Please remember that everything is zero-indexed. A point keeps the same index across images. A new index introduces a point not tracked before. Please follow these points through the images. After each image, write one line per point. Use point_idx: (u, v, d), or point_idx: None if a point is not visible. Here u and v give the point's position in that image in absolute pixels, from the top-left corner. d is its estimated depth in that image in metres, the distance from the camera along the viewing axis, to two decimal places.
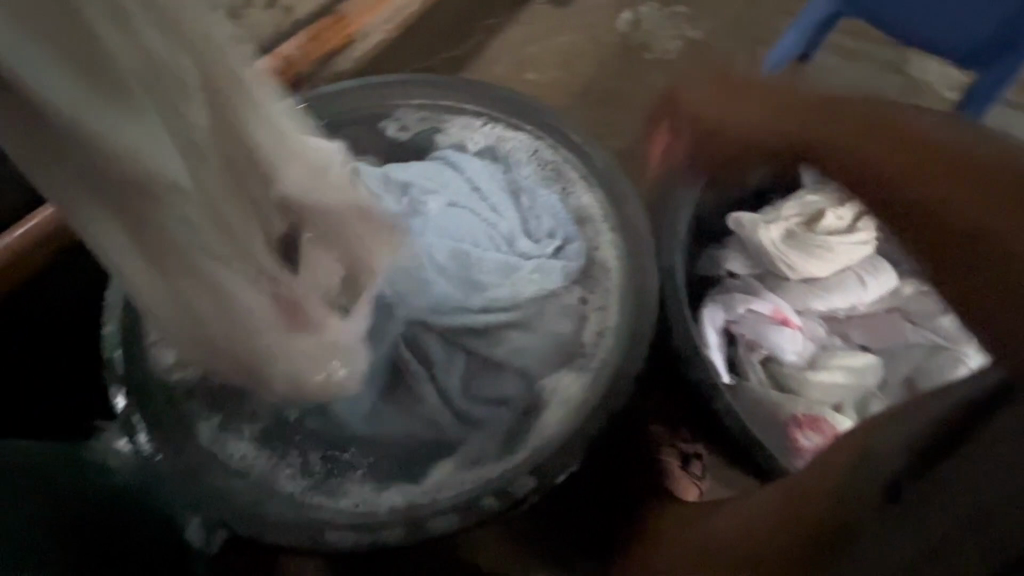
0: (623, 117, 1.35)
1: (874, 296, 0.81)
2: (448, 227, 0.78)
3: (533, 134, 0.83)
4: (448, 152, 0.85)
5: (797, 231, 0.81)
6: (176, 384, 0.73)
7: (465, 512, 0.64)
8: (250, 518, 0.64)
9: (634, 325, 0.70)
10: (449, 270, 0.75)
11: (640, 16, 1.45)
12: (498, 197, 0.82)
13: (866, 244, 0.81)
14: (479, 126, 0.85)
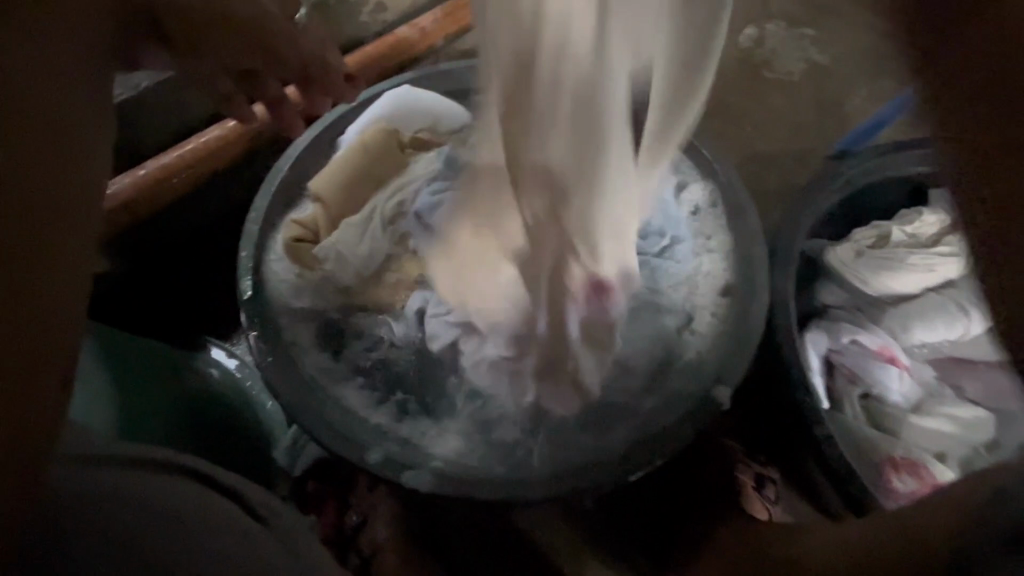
0: (734, 133, 1.32)
1: (979, 332, 0.78)
2: None
3: None
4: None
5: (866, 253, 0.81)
6: (281, 308, 0.76)
7: (539, 481, 0.67)
8: (342, 444, 0.68)
9: (740, 333, 0.72)
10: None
11: (764, 33, 1.42)
12: None
13: (942, 262, 0.80)
14: None
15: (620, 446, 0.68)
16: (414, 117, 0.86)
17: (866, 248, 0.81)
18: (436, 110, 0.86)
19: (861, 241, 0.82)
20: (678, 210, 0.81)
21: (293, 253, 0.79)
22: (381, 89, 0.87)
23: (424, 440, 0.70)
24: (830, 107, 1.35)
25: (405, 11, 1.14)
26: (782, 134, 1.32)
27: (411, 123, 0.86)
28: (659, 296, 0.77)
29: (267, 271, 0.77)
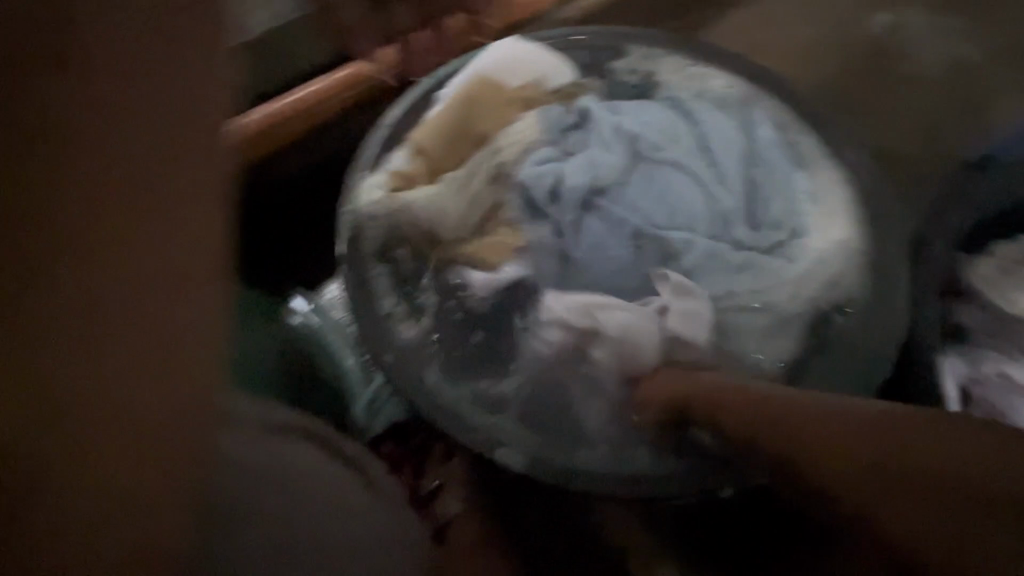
0: (858, 126, 1.20)
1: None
2: (673, 196, 0.75)
3: (781, 109, 0.79)
4: (677, 98, 0.81)
5: (1012, 270, 0.71)
6: (376, 263, 0.74)
7: (634, 476, 0.64)
8: (433, 408, 0.67)
9: (868, 346, 0.66)
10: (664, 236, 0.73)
11: (901, 20, 1.28)
12: (726, 168, 0.75)
13: None
14: (704, 82, 0.82)
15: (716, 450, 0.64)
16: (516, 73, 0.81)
17: (1014, 263, 0.72)
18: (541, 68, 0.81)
19: (1006, 253, 0.72)
20: (803, 203, 0.73)
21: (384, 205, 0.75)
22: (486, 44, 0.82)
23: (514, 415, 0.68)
24: (970, 108, 1.20)
25: None
26: (911, 134, 1.19)
27: (523, 80, 0.80)
28: (777, 298, 0.69)
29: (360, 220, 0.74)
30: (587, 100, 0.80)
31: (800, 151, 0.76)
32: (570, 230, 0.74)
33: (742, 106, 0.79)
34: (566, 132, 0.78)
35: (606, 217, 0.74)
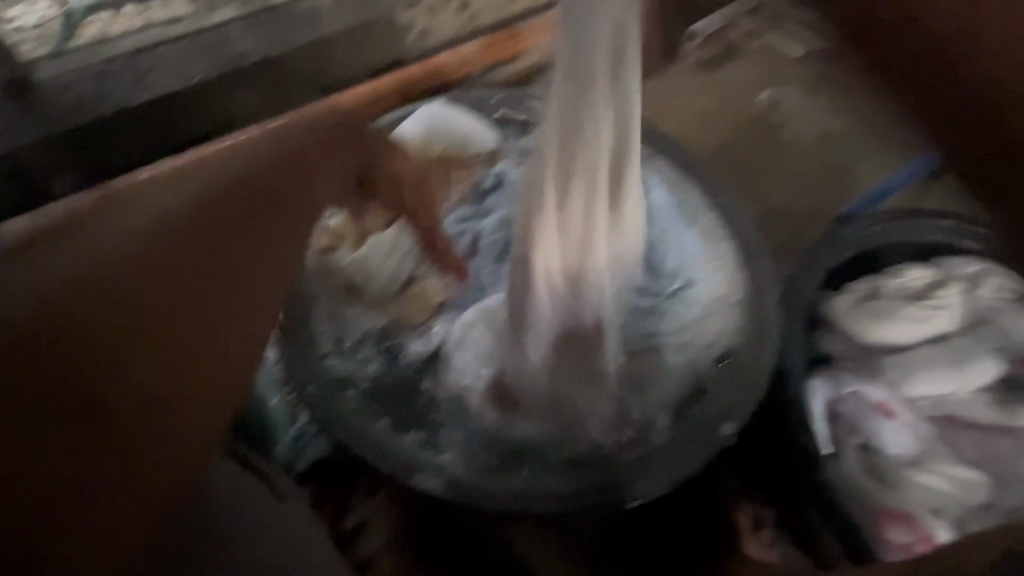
0: (747, 185, 1.38)
1: (976, 386, 0.78)
2: None
3: (676, 168, 0.86)
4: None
5: (867, 303, 0.82)
6: (305, 309, 0.78)
7: (544, 500, 0.68)
8: (354, 439, 0.70)
9: (751, 374, 0.73)
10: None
11: (781, 97, 1.51)
12: None
13: (943, 316, 0.81)
14: None
15: (621, 470, 0.70)
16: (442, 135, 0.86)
17: (866, 299, 0.83)
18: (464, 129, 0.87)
19: (856, 293, 0.83)
20: (693, 252, 0.83)
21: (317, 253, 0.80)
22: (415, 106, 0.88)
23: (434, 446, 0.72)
24: (839, 172, 1.41)
25: None
26: (793, 193, 1.38)
27: (447, 139, 0.86)
28: (672, 338, 0.80)
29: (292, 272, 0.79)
30: (504, 164, 0.88)
31: (691, 206, 0.84)
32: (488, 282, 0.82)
33: (643, 162, 0.88)
34: (487, 196, 0.86)
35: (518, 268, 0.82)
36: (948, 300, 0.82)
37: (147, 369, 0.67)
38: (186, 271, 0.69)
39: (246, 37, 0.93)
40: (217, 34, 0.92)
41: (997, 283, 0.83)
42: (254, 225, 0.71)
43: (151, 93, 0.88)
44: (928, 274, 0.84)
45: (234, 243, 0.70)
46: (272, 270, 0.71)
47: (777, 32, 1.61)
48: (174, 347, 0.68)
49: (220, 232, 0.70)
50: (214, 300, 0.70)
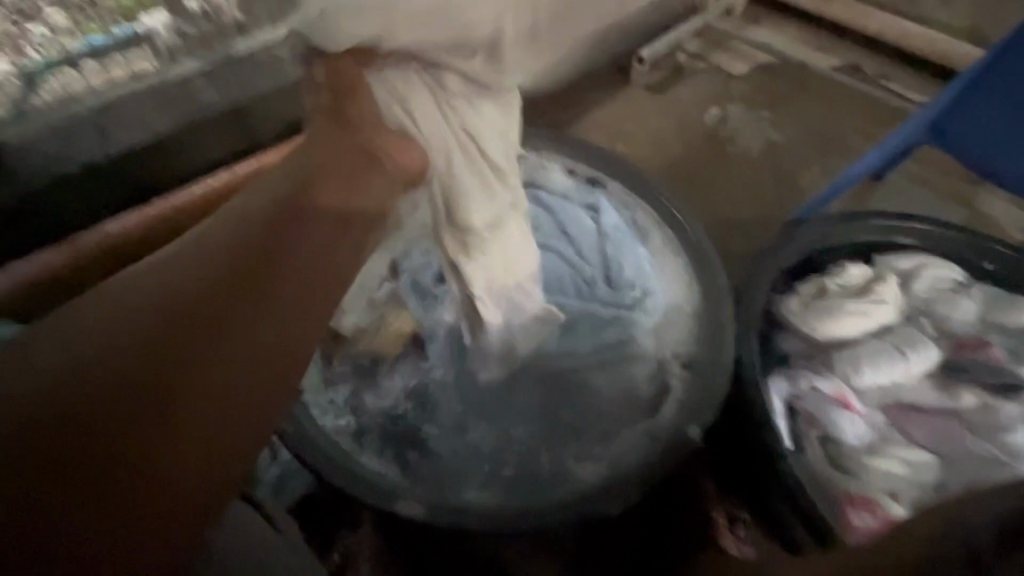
0: (703, 200, 1.45)
1: (920, 373, 0.85)
2: (547, 272, 0.90)
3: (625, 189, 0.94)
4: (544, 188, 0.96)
5: (813, 301, 0.89)
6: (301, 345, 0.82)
7: (520, 515, 0.69)
8: (332, 466, 0.71)
9: (708, 372, 0.79)
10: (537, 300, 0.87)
11: (727, 113, 1.60)
12: (585, 244, 0.92)
13: (881, 309, 0.88)
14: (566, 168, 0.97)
15: (591, 482, 0.72)
16: None
17: (813, 298, 0.89)
18: None
19: (805, 293, 0.90)
20: (646, 263, 0.90)
21: None
22: None
23: (411, 469, 0.74)
24: (786, 180, 1.49)
25: None
26: (746, 201, 1.45)
27: None
28: (631, 342, 0.85)
29: None
30: None
31: (641, 223, 0.92)
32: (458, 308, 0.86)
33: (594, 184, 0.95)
34: None
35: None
36: (886, 293, 0.90)
37: (70, 510, 0.42)
38: (173, 375, 0.43)
39: (209, 89, 0.97)
40: (180, 87, 0.96)
41: (931, 277, 0.93)
42: (253, 291, 0.44)
43: None
44: (863, 272, 0.92)
45: (242, 324, 0.43)
46: (278, 322, 0.44)
47: (716, 55, 1.72)
48: (132, 493, 0.43)
49: (203, 327, 0.43)
50: (211, 351, 0.43)
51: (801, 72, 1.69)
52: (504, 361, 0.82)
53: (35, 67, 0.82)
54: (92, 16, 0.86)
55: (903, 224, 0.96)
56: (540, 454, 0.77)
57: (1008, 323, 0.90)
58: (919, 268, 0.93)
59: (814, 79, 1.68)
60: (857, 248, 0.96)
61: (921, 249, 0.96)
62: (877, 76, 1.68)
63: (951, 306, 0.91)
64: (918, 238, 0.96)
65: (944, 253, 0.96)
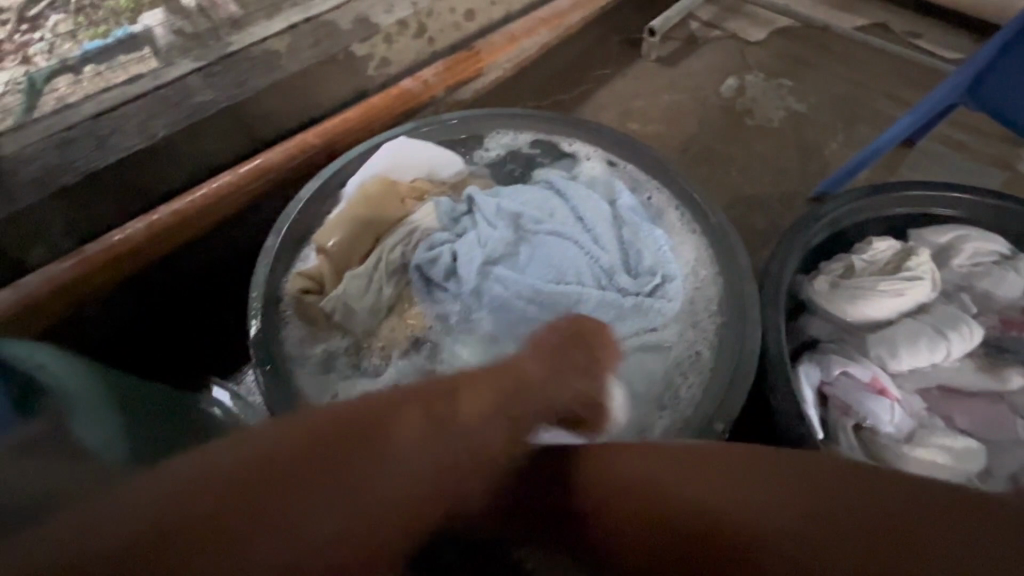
0: (722, 178, 1.38)
1: (962, 353, 0.80)
2: (557, 264, 0.85)
3: (637, 176, 0.93)
4: (554, 180, 0.93)
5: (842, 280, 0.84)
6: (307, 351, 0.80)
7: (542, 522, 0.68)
8: None
9: (738, 362, 0.75)
10: (554, 290, 0.82)
11: (744, 84, 1.53)
12: (600, 232, 0.88)
13: (913, 282, 0.83)
14: (583, 161, 0.96)
15: None
16: (408, 166, 0.93)
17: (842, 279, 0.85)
18: (430, 157, 0.93)
19: (832, 273, 0.85)
20: (669, 253, 0.86)
21: (293, 290, 0.82)
22: (381, 139, 0.93)
23: None
24: (811, 152, 1.42)
25: (408, 65, 1.20)
26: (767, 177, 1.38)
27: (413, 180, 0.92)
28: (652, 333, 0.81)
29: (274, 325, 0.79)
30: (472, 188, 0.91)
31: (661, 212, 0.90)
32: (472, 305, 0.83)
33: (603, 176, 0.94)
34: (460, 221, 0.88)
35: (503, 288, 0.82)
36: (922, 268, 0.84)
37: None
38: (257, 520, 0.46)
39: (207, 89, 0.95)
40: (176, 88, 0.93)
41: (973, 250, 0.87)
42: (354, 452, 0.51)
43: (116, 154, 0.88)
44: (889, 242, 0.86)
45: (316, 501, 0.48)
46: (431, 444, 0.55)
47: (733, 22, 1.63)
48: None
49: (331, 473, 0.50)
50: (312, 536, 0.48)
51: (823, 36, 1.60)
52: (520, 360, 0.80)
53: (38, 75, 0.90)
54: (101, 20, 0.96)
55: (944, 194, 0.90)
56: None
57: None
58: (960, 241, 0.88)
59: (837, 42, 1.59)
60: (888, 224, 0.91)
61: (961, 220, 0.90)
62: (905, 35, 1.58)
63: (993, 280, 0.85)
64: (958, 208, 0.90)
65: (988, 224, 0.90)
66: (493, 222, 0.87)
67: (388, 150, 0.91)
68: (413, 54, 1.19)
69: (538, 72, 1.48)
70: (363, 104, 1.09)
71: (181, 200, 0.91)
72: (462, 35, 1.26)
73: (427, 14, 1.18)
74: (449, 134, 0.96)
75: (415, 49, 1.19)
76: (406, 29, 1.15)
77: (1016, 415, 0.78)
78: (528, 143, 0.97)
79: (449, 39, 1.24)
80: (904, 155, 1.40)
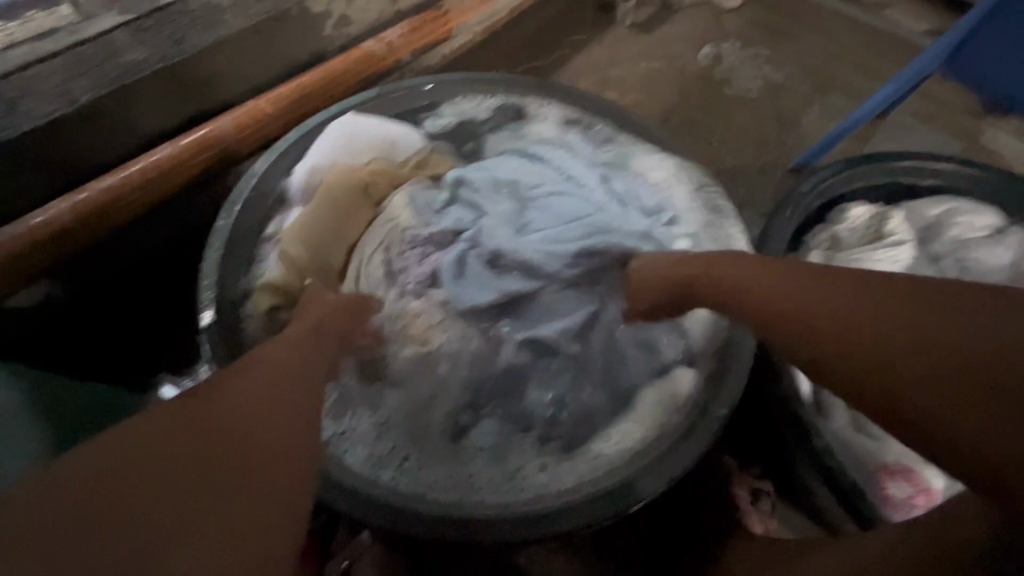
0: (699, 150, 1.34)
1: None
2: (573, 218, 0.77)
3: (579, 121, 0.88)
4: (523, 148, 0.86)
5: (833, 254, 0.83)
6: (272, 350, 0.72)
7: (542, 519, 0.63)
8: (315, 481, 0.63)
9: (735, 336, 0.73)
10: (594, 245, 0.73)
11: (721, 52, 1.49)
12: (591, 182, 0.81)
13: (898, 249, 0.83)
14: (528, 115, 0.89)
15: (607, 479, 0.65)
16: (361, 146, 0.82)
17: (829, 251, 0.83)
18: (384, 131, 0.83)
19: (821, 244, 0.84)
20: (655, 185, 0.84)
21: (262, 304, 0.72)
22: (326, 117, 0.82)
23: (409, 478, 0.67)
24: (788, 122, 1.40)
25: (370, 25, 1.09)
26: (746, 148, 1.35)
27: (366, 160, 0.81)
28: None
29: (230, 315, 0.71)
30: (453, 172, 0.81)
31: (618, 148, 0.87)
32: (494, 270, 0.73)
33: (556, 124, 0.88)
34: (451, 207, 0.78)
35: (549, 257, 0.73)
36: (900, 231, 0.84)
37: None
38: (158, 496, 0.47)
39: (138, 46, 0.82)
40: (103, 46, 0.81)
41: (964, 224, 0.88)
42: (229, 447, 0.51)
43: (31, 121, 0.76)
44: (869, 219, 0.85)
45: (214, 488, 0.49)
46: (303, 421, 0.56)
47: None
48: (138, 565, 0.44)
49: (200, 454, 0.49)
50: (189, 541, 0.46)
51: (800, 4, 1.57)
52: (518, 351, 0.73)
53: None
54: None
55: (933, 165, 0.89)
56: (553, 459, 0.70)
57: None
58: (951, 215, 0.88)
59: (812, 9, 1.57)
60: (875, 197, 0.90)
61: (947, 192, 0.90)
62: (878, 5, 1.57)
63: (975, 254, 0.87)
64: (943, 180, 0.90)
65: (976, 197, 0.89)
66: (493, 196, 0.79)
67: (337, 129, 0.81)
68: (377, 13, 1.09)
69: (508, 37, 1.39)
70: (322, 68, 0.98)
71: (117, 175, 0.80)
72: None
73: None
74: (394, 104, 0.86)
75: (379, 8, 1.09)
76: None
77: None
78: (488, 108, 0.89)
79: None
80: (879, 127, 1.40)
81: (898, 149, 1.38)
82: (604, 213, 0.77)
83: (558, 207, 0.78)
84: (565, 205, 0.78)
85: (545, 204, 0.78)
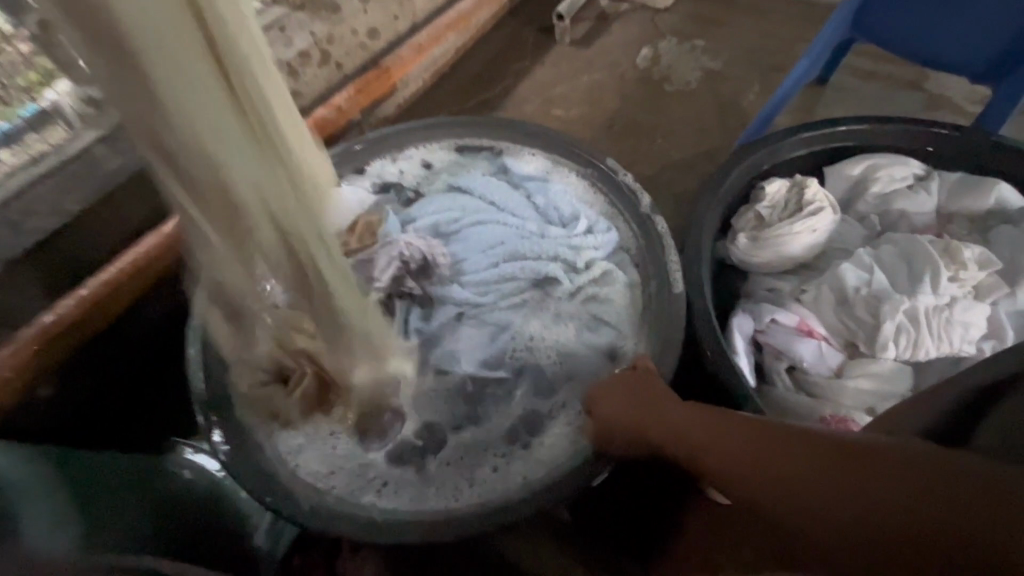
0: (647, 148, 1.41)
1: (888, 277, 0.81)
2: (491, 247, 0.92)
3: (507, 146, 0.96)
4: (456, 181, 0.97)
5: (756, 232, 0.87)
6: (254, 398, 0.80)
7: (501, 513, 0.69)
8: (301, 510, 0.71)
9: (663, 322, 0.78)
10: (499, 271, 0.90)
11: (658, 51, 1.56)
12: (512, 206, 0.95)
13: (816, 218, 0.87)
14: (456, 150, 0.98)
15: (560, 472, 0.72)
16: None
17: (754, 230, 0.88)
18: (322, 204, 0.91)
19: (745, 221, 0.88)
20: (578, 195, 0.94)
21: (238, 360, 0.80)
22: None
23: (390, 492, 0.76)
24: (730, 106, 1.46)
25: (320, 93, 1.21)
26: (692, 138, 1.42)
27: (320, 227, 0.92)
28: (600, 280, 0.87)
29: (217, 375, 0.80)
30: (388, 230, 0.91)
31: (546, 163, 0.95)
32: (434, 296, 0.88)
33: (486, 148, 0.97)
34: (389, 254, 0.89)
35: (463, 287, 0.89)
36: (818, 199, 0.89)
37: None
38: None
39: (115, 156, 0.94)
40: (84, 162, 0.92)
41: (886, 177, 0.92)
42: None
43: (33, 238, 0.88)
44: (783, 194, 0.89)
45: None
46: None
47: None
48: None
49: None
50: None
51: None
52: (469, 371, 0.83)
53: None
54: None
55: (849, 127, 0.93)
56: (515, 461, 0.77)
57: (967, 209, 0.90)
58: (872, 170, 0.92)
59: None
60: (796, 167, 0.95)
61: (865, 149, 0.94)
62: None
63: (898, 204, 0.91)
64: (860, 138, 0.93)
65: (894, 148, 0.93)
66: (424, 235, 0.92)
67: None
68: (325, 82, 1.20)
69: (454, 77, 1.50)
70: None
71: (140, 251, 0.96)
72: (370, 54, 1.28)
73: (328, 41, 1.18)
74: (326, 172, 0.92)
75: (325, 77, 1.20)
76: (310, 59, 1.16)
77: (952, 322, 0.77)
78: (419, 156, 0.97)
79: (356, 60, 1.25)
80: (819, 94, 1.45)
81: (841, 111, 1.42)
82: (519, 236, 0.93)
83: (480, 237, 0.93)
84: (484, 236, 0.93)
85: (465, 238, 0.93)
